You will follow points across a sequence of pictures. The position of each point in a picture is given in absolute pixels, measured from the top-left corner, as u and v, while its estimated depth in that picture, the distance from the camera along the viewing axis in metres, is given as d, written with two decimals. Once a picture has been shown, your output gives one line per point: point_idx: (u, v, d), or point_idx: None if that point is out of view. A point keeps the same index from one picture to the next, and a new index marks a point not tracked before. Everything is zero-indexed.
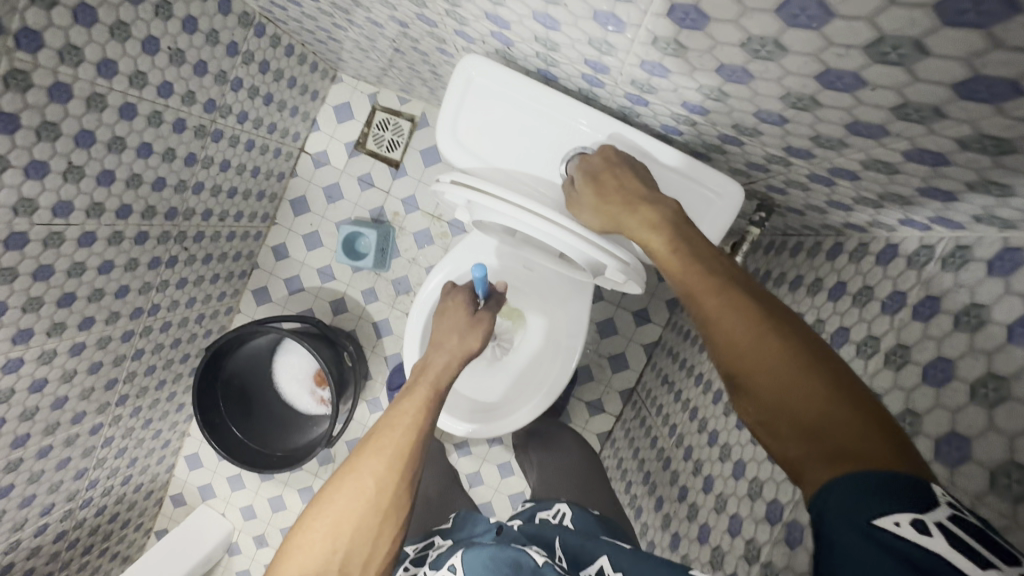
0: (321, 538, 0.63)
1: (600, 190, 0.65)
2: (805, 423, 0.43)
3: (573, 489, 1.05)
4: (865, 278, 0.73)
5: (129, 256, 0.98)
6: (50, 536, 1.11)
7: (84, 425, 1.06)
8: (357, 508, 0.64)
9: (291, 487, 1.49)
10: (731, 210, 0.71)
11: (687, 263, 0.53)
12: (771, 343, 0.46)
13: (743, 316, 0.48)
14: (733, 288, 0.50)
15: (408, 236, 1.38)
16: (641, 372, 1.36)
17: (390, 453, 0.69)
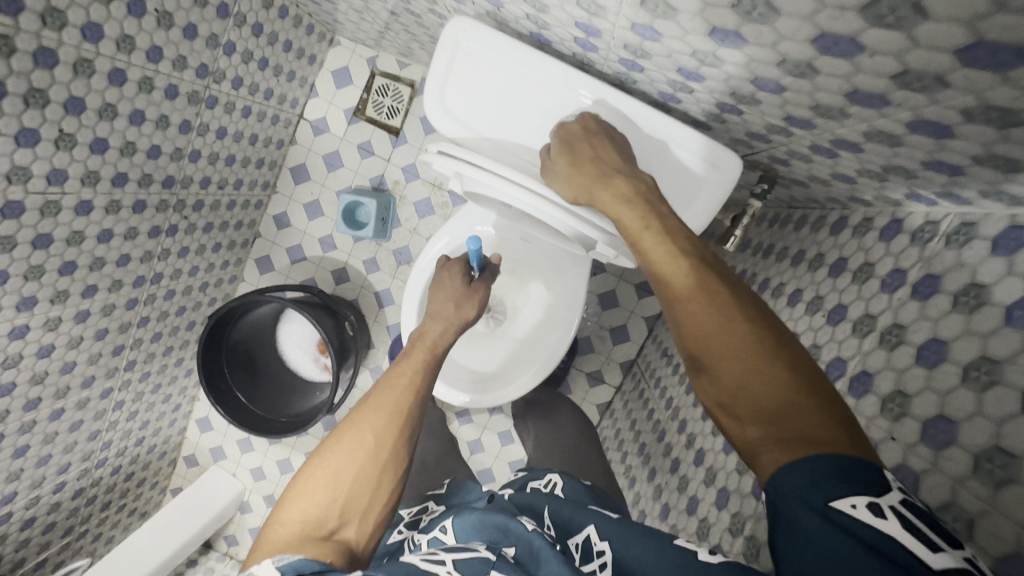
0: (322, 486, 0.65)
1: (576, 155, 0.62)
2: (766, 408, 0.44)
3: (568, 461, 1.07)
4: (866, 254, 0.71)
5: (129, 225, 0.98)
6: (68, 493, 1.17)
7: (94, 389, 1.09)
8: (355, 460, 0.67)
9: (298, 450, 1.54)
10: (728, 183, 0.68)
11: (662, 242, 0.53)
12: (738, 328, 0.47)
13: (711, 301, 0.48)
14: (704, 272, 0.50)
15: (409, 206, 1.36)
16: (641, 344, 1.36)
17: (388, 411, 0.70)
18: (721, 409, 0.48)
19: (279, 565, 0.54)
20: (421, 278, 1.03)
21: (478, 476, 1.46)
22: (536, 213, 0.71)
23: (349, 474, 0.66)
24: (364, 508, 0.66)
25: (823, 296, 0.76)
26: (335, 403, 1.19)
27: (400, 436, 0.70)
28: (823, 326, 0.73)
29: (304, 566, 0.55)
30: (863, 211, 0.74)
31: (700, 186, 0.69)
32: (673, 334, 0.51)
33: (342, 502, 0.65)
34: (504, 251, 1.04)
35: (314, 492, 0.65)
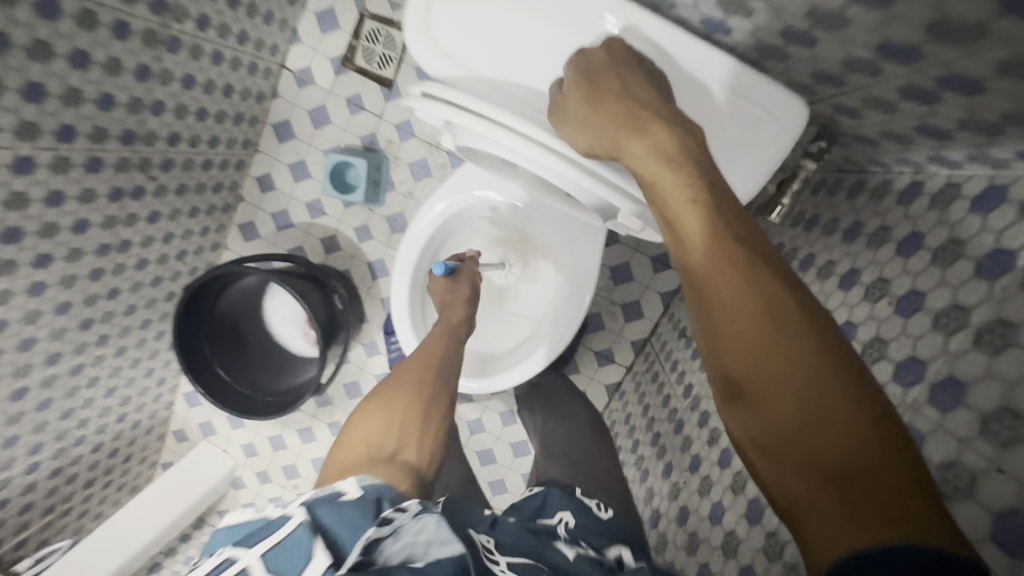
0: (377, 421, 0.68)
1: (597, 92, 0.49)
2: (822, 457, 0.34)
3: (583, 459, 0.98)
4: (915, 225, 0.56)
5: (84, 186, 0.87)
6: (44, 473, 1.10)
7: (61, 366, 1.01)
8: (400, 402, 0.71)
9: (290, 427, 1.46)
10: (788, 136, 0.56)
11: (703, 222, 0.40)
12: (800, 349, 0.35)
13: (761, 309, 0.36)
14: (757, 266, 0.38)
15: (404, 167, 1.23)
16: (657, 322, 1.25)
17: (419, 368, 0.77)
18: (759, 451, 0.36)
19: (362, 486, 0.56)
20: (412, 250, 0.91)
21: (477, 455, 1.40)
22: (540, 171, 0.59)
23: (401, 410, 0.70)
24: (419, 442, 0.68)
25: (861, 270, 0.62)
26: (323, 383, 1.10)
27: (434, 387, 0.76)
28: (863, 303, 0.59)
29: (386, 492, 0.56)
30: (914, 172, 0.59)
31: (752, 139, 0.56)
32: (704, 345, 0.39)
33: (398, 433, 0.67)
34: (509, 219, 0.93)
35: (368, 429, 0.67)
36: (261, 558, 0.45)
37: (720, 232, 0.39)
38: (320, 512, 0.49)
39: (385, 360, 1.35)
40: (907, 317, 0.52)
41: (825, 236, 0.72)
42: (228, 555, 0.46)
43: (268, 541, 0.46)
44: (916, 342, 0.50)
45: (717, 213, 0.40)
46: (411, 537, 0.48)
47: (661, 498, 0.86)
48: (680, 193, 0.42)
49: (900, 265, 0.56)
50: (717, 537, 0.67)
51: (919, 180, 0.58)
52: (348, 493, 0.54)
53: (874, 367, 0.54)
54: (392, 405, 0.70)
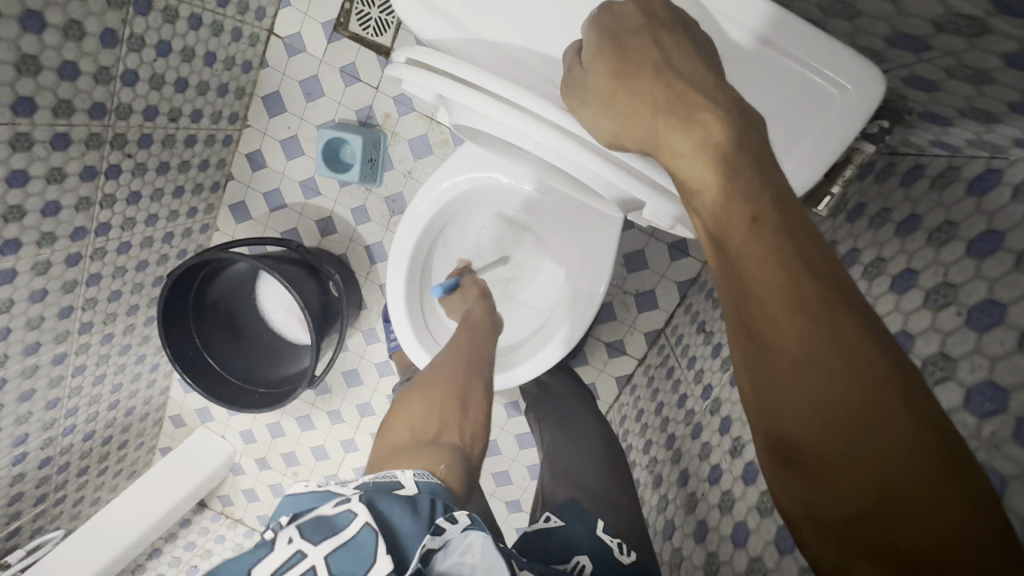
0: (420, 404, 0.66)
1: (631, 62, 0.39)
2: (891, 545, 0.27)
3: (592, 477, 0.92)
4: (992, 221, 0.47)
5: (50, 164, 0.79)
6: (32, 464, 1.06)
7: (42, 356, 0.95)
8: (437, 386, 0.68)
9: (288, 415, 1.41)
10: (859, 114, 0.46)
11: (760, 236, 0.31)
12: (881, 416, 0.27)
13: (834, 359, 0.28)
14: (828, 304, 0.29)
15: (403, 144, 1.14)
16: (672, 313, 1.17)
17: (449, 355, 0.74)
18: (813, 527, 0.30)
19: (418, 482, 0.53)
20: (409, 239, 0.82)
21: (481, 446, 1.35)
22: (551, 155, 0.52)
23: (439, 393, 0.67)
24: (462, 424, 0.65)
25: (917, 271, 0.53)
26: (318, 375, 1.04)
27: (472, 370, 0.72)
28: (922, 310, 0.51)
29: (439, 491, 0.53)
30: (989, 158, 0.50)
31: (816, 116, 0.47)
32: (748, 394, 0.31)
33: (439, 417, 0.64)
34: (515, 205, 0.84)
35: (409, 416, 0.65)
36: (326, 559, 0.43)
37: (783, 258, 0.30)
38: (381, 509, 0.47)
39: (384, 348, 1.30)
40: (981, 331, 0.44)
41: (870, 228, 0.63)
42: (297, 545, 0.43)
43: (335, 539, 0.44)
44: (993, 363, 0.42)
45: (777, 231, 0.31)
46: (459, 556, 0.45)
47: (676, 507, 0.80)
48: (732, 201, 0.32)
49: (972, 267, 0.47)
50: (740, 562, 0.60)
51: (996, 166, 0.49)
52: (404, 488, 0.51)
53: (937, 388, 0.46)
54: (430, 392, 0.67)
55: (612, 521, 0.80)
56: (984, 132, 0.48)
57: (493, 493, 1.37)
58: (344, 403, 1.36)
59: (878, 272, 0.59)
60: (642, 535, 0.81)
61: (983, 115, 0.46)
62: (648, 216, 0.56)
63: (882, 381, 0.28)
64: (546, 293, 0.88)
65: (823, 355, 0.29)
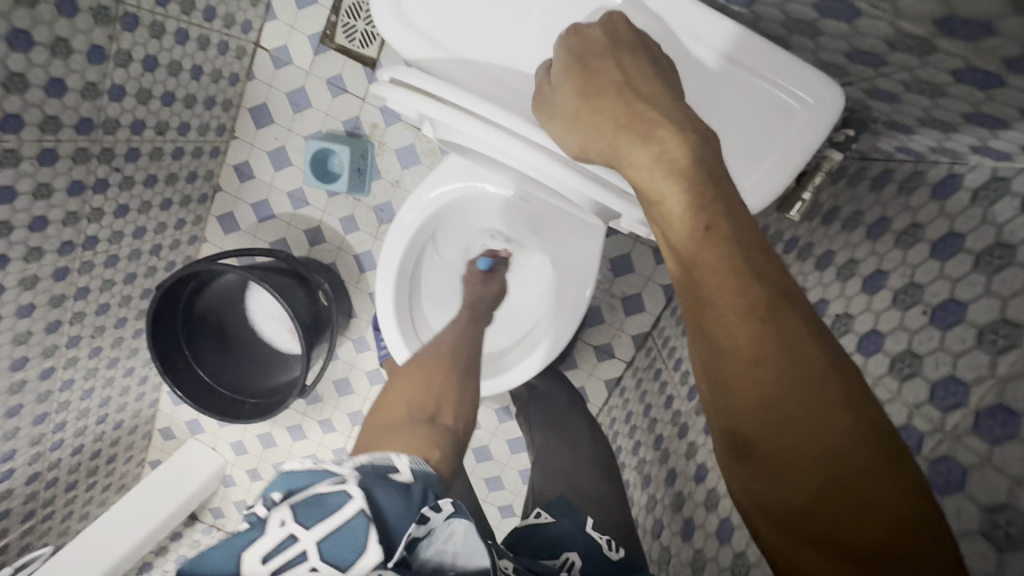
0: (415, 387, 0.67)
1: (594, 81, 0.41)
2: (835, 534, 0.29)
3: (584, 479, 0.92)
4: (954, 224, 0.50)
5: (38, 180, 0.80)
6: (20, 480, 1.05)
7: (30, 371, 0.95)
8: (435, 373, 0.70)
9: (280, 425, 1.41)
10: (818, 128, 0.48)
11: (714, 245, 0.33)
12: (827, 413, 0.30)
13: (782, 358, 0.30)
14: (776, 307, 0.31)
15: (390, 153, 1.15)
16: (658, 315, 1.19)
17: (443, 345, 0.76)
18: (766, 520, 0.31)
19: (413, 467, 0.53)
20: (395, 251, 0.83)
21: (473, 451, 1.36)
22: (527, 169, 0.54)
23: (437, 380, 0.69)
24: (455, 407, 0.67)
25: (887, 272, 0.55)
26: (310, 384, 1.04)
27: (466, 363, 0.74)
28: (891, 310, 0.53)
29: (432, 482, 0.53)
30: (950, 164, 0.53)
31: (781, 126, 0.49)
32: (704, 395, 0.33)
33: (435, 400, 0.66)
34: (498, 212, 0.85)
35: (406, 395, 0.66)
36: (318, 545, 0.42)
37: (740, 268, 0.32)
38: (377, 497, 0.47)
39: (375, 357, 1.30)
40: (944, 329, 0.46)
41: (842, 231, 0.65)
42: (290, 529, 0.43)
43: (328, 524, 0.43)
44: (955, 360, 0.44)
45: (728, 241, 0.33)
46: (442, 544, 0.48)
47: (664, 507, 0.82)
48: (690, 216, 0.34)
49: (935, 269, 0.49)
50: (725, 558, 0.62)
51: (957, 172, 0.51)
52: (400, 473, 0.51)
53: (904, 384, 0.48)
54: (429, 378, 0.69)
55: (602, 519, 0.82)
56: (944, 140, 0.51)
57: (485, 498, 1.38)
58: (336, 412, 1.36)
59: (850, 274, 0.61)
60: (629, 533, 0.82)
61: (942, 125, 0.49)
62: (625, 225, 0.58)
63: (828, 381, 0.30)
64: (533, 299, 0.90)
65: (776, 360, 0.31)
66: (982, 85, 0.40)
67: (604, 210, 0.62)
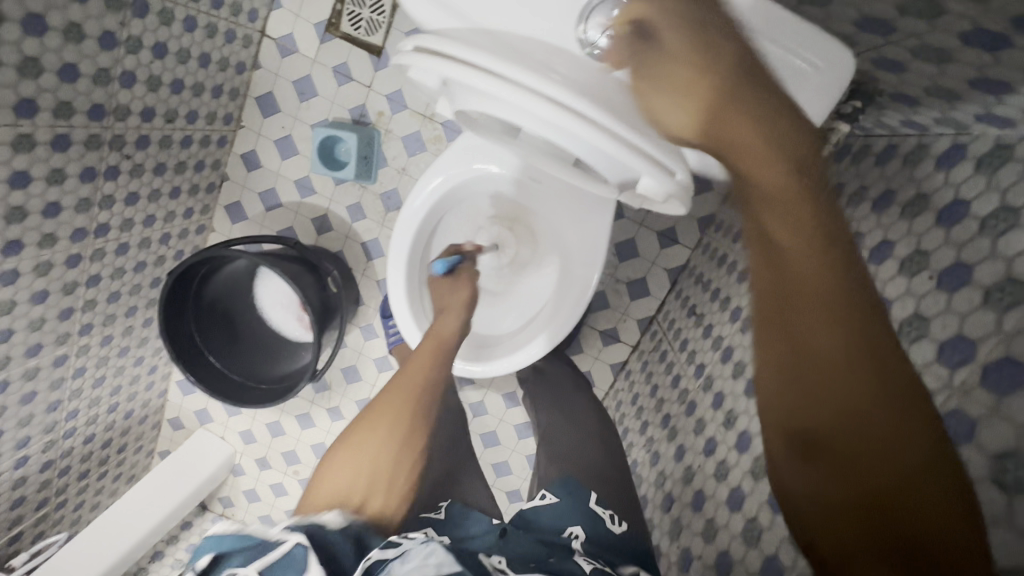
0: (350, 462, 0.70)
1: (706, 69, 0.43)
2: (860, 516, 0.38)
3: (594, 452, 0.95)
4: (959, 191, 0.51)
5: (51, 166, 0.80)
6: (34, 467, 1.06)
7: (44, 357, 0.96)
8: (371, 441, 0.72)
9: (288, 413, 1.42)
10: (831, 89, 0.52)
11: (806, 236, 0.39)
12: (868, 387, 0.37)
13: (844, 335, 0.37)
14: (858, 316, 0.38)
15: (397, 141, 1.16)
16: (664, 299, 1.21)
17: (399, 392, 0.76)
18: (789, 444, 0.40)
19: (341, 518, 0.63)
20: (406, 234, 0.83)
21: (480, 437, 1.37)
22: (554, 133, 0.56)
23: (366, 448, 0.71)
24: (387, 490, 0.69)
25: (893, 242, 0.57)
26: (320, 369, 1.05)
27: (406, 421, 0.75)
28: (897, 278, 0.54)
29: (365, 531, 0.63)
30: (954, 134, 0.53)
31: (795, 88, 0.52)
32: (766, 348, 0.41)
33: (366, 483, 0.69)
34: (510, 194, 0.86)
35: (347, 465, 0.70)
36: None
37: (821, 260, 0.38)
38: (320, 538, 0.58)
39: (383, 344, 1.31)
40: (952, 291, 0.48)
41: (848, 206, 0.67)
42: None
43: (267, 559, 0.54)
44: (963, 319, 0.46)
45: (822, 249, 0.39)
46: (424, 559, 0.49)
47: (673, 481, 0.83)
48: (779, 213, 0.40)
49: (941, 236, 0.51)
50: (737, 525, 0.63)
51: (961, 142, 0.53)
52: (331, 523, 0.62)
53: (912, 346, 0.49)
54: (364, 447, 0.71)
55: (612, 494, 0.84)
56: (949, 110, 0.52)
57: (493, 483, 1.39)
58: (344, 399, 1.37)
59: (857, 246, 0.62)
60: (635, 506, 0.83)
61: (948, 93, 0.50)
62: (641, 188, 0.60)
63: (871, 361, 0.37)
64: (541, 280, 0.91)
65: (844, 341, 0.37)
66: (989, 48, 0.42)
67: (621, 173, 0.64)
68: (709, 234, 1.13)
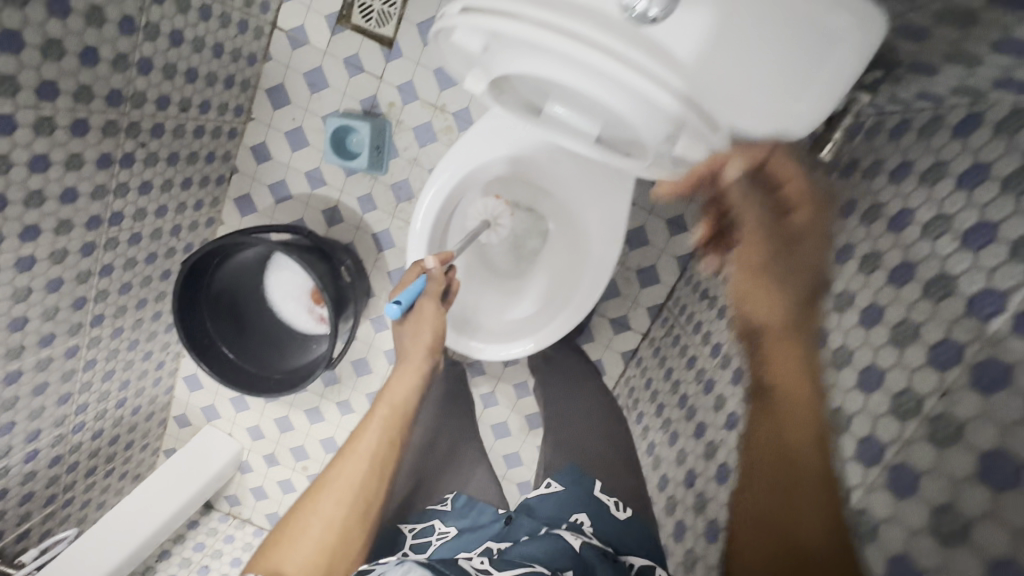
0: (298, 533, 0.74)
1: (742, 207, 0.55)
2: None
3: (600, 441, 1.00)
4: (979, 155, 0.53)
5: (70, 150, 0.80)
6: (43, 461, 1.05)
7: (57, 347, 0.95)
8: (321, 515, 0.75)
9: (297, 408, 1.41)
10: (861, 53, 0.49)
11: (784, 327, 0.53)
12: (806, 475, 0.52)
13: (789, 410, 0.54)
14: (816, 439, 0.53)
15: (408, 131, 1.17)
16: (673, 286, 1.22)
17: (348, 479, 0.78)
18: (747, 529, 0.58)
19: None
20: (422, 225, 0.83)
21: (492, 428, 1.37)
22: (597, 87, 0.54)
23: (314, 522, 0.74)
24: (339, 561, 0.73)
25: (914, 209, 0.58)
26: (335, 357, 1.05)
27: (353, 494, 0.77)
28: (921, 242, 0.56)
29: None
30: (970, 104, 0.56)
31: (826, 55, 0.49)
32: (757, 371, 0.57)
33: (316, 555, 0.72)
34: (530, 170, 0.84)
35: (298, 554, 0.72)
36: None
37: (799, 374, 0.54)
38: None
39: (394, 335, 1.31)
40: (978, 249, 0.49)
41: (865, 180, 0.69)
42: None
43: None
44: (991, 273, 0.47)
45: (794, 347, 0.54)
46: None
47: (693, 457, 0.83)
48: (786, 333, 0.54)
49: (963, 199, 0.52)
50: None
51: (978, 110, 0.55)
52: None
53: (940, 305, 0.51)
54: (308, 522, 0.74)
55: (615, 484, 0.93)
56: (967, 78, 0.54)
57: (504, 475, 1.40)
58: (354, 392, 1.37)
59: (876, 217, 0.64)
60: (634, 492, 0.93)
61: (967, 60, 0.52)
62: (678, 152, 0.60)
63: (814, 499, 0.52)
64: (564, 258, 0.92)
65: (793, 433, 0.54)
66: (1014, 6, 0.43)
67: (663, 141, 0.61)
68: None
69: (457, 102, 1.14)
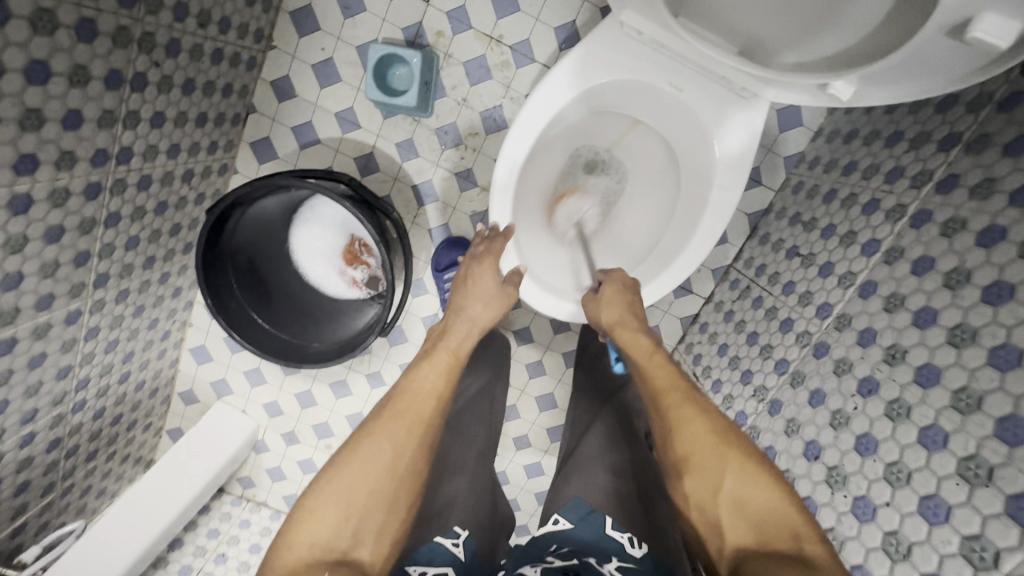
0: (337, 499, 0.58)
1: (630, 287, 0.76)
2: (709, 508, 0.56)
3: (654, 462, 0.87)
4: None
5: (74, 60, 0.64)
6: (42, 445, 0.89)
7: (56, 312, 0.78)
8: (370, 472, 0.60)
9: (321, 381, 1.28)
10: None
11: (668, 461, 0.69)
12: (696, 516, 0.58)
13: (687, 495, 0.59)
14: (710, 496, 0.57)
15: (458, 67, 1.02)
16: (742, 246, 1.14)
17: (409, 418, 0.64)
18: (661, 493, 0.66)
19: None
20: (509, 171, 0.74)
21: (536, 400, 1.28)
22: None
23: (362, 486, 0.59)
24: (377, 532, 0.59)
25: None
26: (388, 323, 0.93)
27: (413, 458, 0.62)
28: None
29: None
30: None
31: None
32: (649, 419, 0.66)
33: (356, 522, 0.57)
34: (642, 98, 0.75)
35: (328, 509, 0.57)
36: None
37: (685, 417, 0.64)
38: None
39: (434, 301, 1.18)
40: None
41: None
42: None
43: None
44: None
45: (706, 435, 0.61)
46: None
47: (810, 426, 0.76)
48: (658, 420, 0.64)
49: None
50: (944, 465, 0.56)
51: None
52: None
53: None
54: (355, 491, 0.58)
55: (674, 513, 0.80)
56: None
57: (546, 450, 1.31)
58: (386, 363, 1.24)
59: None
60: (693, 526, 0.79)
61: None
62: (967, 41, 0.48)
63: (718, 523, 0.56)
64: (659, 203, 0.85)
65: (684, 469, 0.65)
66: None
67: (944, 24, 0.49)
68: (800, 174, 1.05)
69: (517, 32, 0.99)
